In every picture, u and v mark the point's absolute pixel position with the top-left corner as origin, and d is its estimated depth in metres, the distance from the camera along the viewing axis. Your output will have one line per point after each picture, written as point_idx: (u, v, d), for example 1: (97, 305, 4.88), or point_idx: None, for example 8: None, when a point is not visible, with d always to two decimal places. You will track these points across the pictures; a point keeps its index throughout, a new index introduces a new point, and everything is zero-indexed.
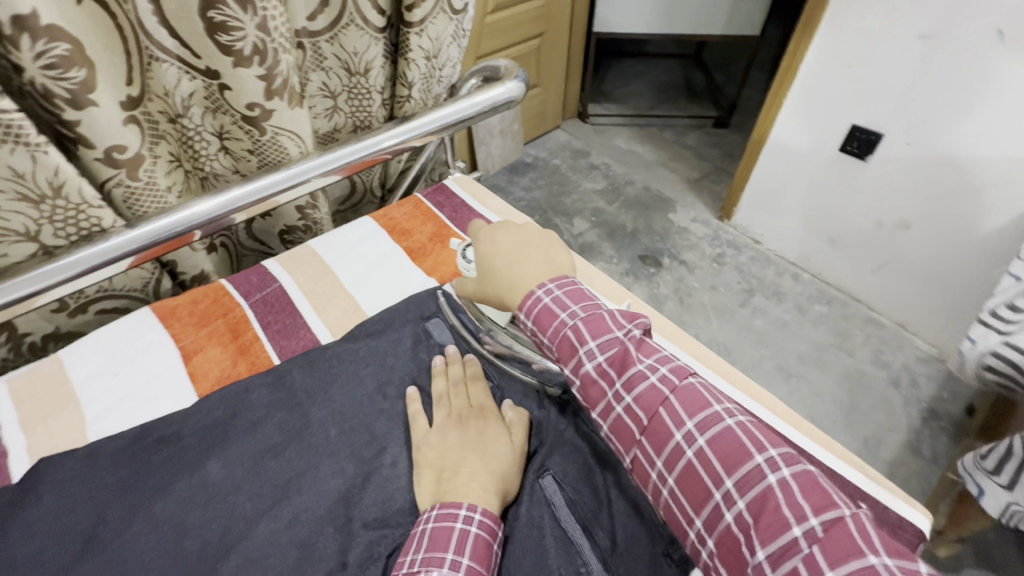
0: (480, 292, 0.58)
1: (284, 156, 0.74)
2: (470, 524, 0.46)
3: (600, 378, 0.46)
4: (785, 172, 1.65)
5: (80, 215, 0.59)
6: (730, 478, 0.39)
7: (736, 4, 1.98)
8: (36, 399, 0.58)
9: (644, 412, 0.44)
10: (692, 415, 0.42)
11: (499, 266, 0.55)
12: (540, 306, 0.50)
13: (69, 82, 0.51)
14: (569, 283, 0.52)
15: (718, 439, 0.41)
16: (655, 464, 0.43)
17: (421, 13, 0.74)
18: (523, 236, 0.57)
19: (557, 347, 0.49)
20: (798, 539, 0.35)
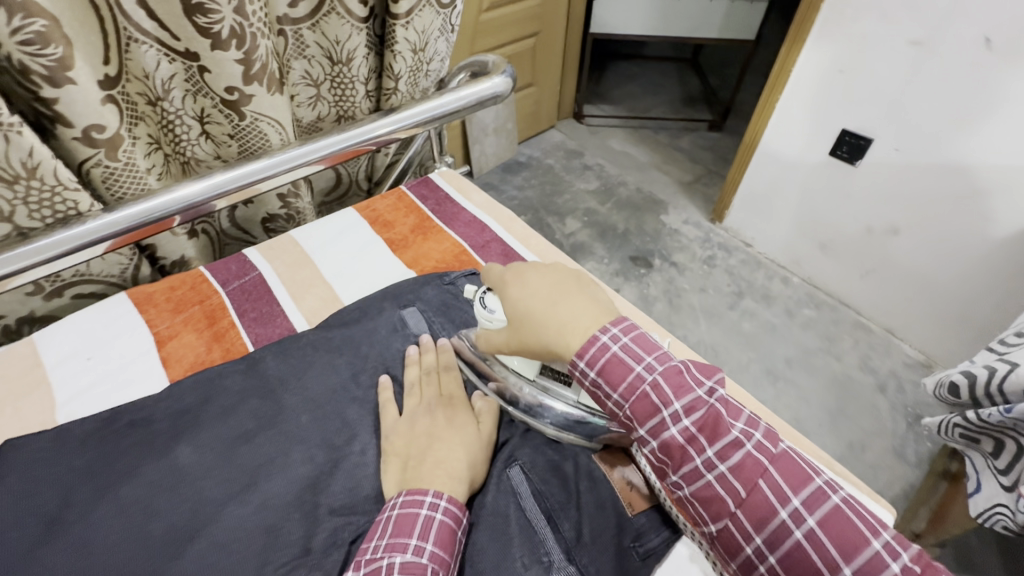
0: (519, 346, 0.50)
1: (265, 143, 0.75)
2: (435, 511, 0.46)
3: (657, 398, 0.43)
4: (775, 176, 1.66)
5: (56, 196, 0.59)
6: (844, 560, 0.38)
7: (732, 9, 1.99)
8: (6, 381, 0.57)
9: (742, 484, 0.41)
10: (796, 490, 0.41)
11: (538, 315, 0.48)
12: (607, 357, 0.45)
13: (46, 59, 0.51)
14: (630, 325, 0.46)
15: (827, 518, 0.39)
16: (751, 538, 0.41)
17: (406, 5, 0.74)
18: (556, 275, 0.50)
19: (631, 405, 0.44)
20: (878, 551, 0.38)
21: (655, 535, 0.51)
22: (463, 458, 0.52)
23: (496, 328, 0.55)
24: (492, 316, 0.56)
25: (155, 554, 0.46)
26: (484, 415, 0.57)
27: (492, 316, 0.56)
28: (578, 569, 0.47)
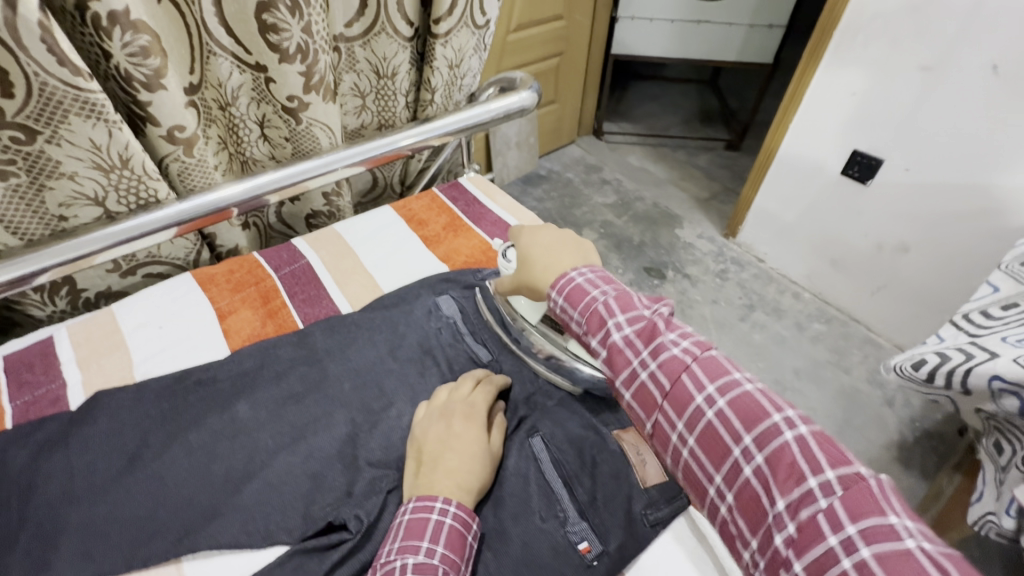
0: (521, 284, 0.60)
1: (316, 146, 0.83)
2: (446, 516, 0.49)
3: (627, 347, 0.49)
4: (788, 193, 1.71)
5: (140, 184, 0.67)
6: (749, 436, 0.42)
7: (750, 33, 2.07)
8: (89, 343, 0.66)
9: (666, 378, 0.47)
10: (711, 380, 0.45)
11: (535, 259, 0.59)
12: (573, 285, 0.54)
13: (147, 68, 0.59)
14: (600, 269, 0.55)
15: (736, 401, 0.44)
16: (676, 426, 0.46)
17: (446, 26, 0.83)
18: (558, 231, 0.62)
19: (586, 320, 0.52)
20: (815, 488, 0.38)
21: (665, 505, 0.56)
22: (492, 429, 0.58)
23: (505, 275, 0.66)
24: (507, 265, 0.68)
25: (217, 489, 0.53)
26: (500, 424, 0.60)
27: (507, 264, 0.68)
28: (591, 527, 0.53)
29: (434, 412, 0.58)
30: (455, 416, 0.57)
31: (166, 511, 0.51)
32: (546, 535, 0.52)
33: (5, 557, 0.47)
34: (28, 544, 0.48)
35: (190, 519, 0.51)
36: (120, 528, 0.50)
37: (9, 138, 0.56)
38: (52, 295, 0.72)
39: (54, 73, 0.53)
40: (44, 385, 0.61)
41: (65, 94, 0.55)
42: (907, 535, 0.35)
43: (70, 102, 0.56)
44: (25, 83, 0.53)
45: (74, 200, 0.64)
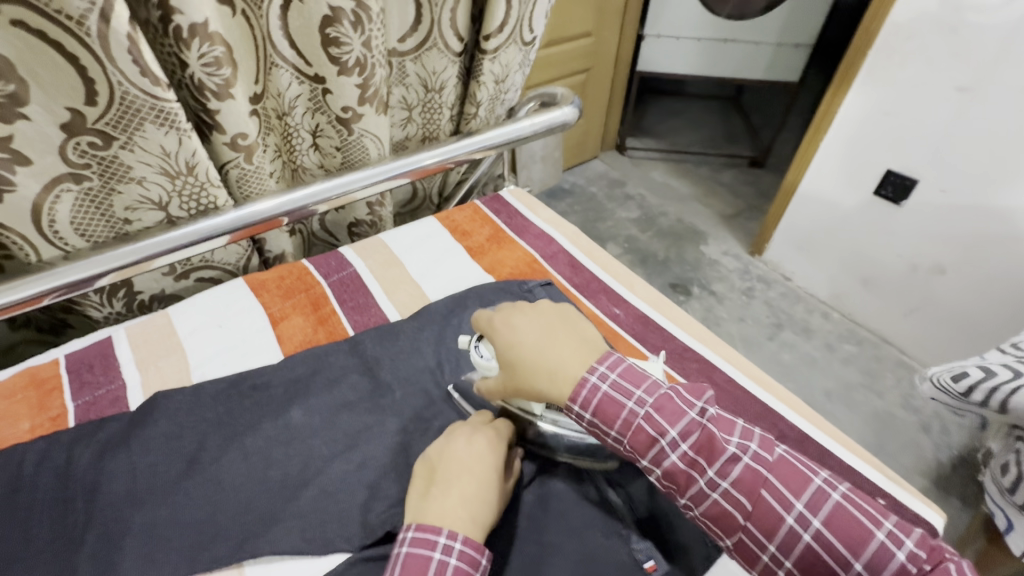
0: (516, 389, 0.52)
1: (365, 156, 0.85)
2: (449, 555, 0.43)
3: (690, 467, 0.44)
4: (818, 212, 1.70)
5: (203, 191, 0.69)
6: (858, 557, 0.40)
7: (777, 52, 2.07)
8: (148, 344, 0.67)
9: (744, 497, 0.43)
10: (797, 494, 0.43)
11: (527, 359, 0.51)
12: (600, 396, 0.47)
13: (217, 79, 0.61)
14: (617, 359, 0.49)
15: (833, 518, 0.42)
16: (765, 546, 0.43)
17: (495, 42, 0.85)
18: (542, 316, 0.53)
19: (631, 442, 0.46)
20: None
21: None
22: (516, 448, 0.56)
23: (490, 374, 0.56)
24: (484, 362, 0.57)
25: (275, 495, 0.54)
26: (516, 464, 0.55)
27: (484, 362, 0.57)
28: (654, 544, 0.52)
29: (451, 431, 0.55)
30: (477, 437, 0.53)
31: (225, 514, 0.52)
32: (607, 552, 0.51)
33: (73, 555, 0.48)
34: (95, 542, 0.48)
35: (250, 522, 0.51)
36: (182, 530, 0.50)
37: (87, 144, 0.58)
38: (110, 297, 0.73)
39: (135, 83, 0.55)
40: (103, 386, 0.62)
41: (143, 102, 0.57)
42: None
43: (147, 110, 0.58)
44: (108, 91, 0.55)
45: (140, 203, 0.66)
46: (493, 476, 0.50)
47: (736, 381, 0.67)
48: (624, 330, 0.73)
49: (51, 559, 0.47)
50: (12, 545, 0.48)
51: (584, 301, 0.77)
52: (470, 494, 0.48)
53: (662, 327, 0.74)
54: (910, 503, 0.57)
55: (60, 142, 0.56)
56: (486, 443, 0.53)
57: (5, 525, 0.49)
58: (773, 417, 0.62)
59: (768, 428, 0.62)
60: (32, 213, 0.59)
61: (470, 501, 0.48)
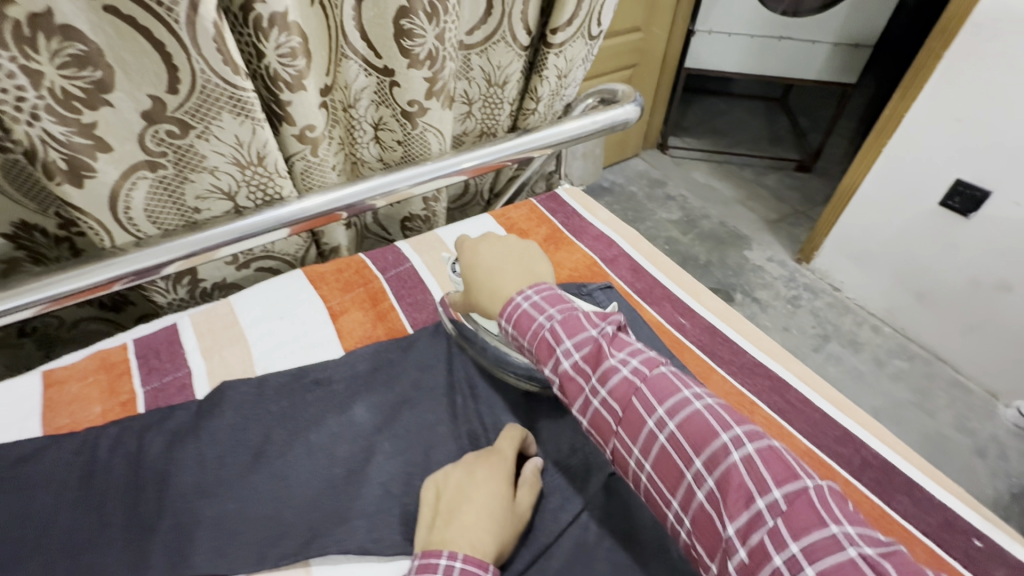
0: (470, 304, 0.60)
1: (425, 151, 0.83)
2: (450, 574, 0.42)
3: (577, 375, 0.47)
4: (874, 221, 1.62)
5: (270, 181, 0.68)
6: (699, 458, 0.40)
7: (834, 50, 1.97)
8: (212, 332, 0.67)
9: (616, 402, 0.44)
10: (662, 401, 0.43)
11: (481, 281, 0.58)
12: (519, 311, 0.51)
13: (293, 69, 0.60)
14: (547, 288, 0.53)
15: (687, 423, 0.41)
16: (670, 503, 0.41)
17: (563, 37, 0.82)
18: (503, 249, 0.60)
19: (535, 350, 0.50)
20: (763, 510, 0.36)
21: None
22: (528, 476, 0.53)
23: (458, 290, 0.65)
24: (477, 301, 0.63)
25: (340, 493, 0.53)
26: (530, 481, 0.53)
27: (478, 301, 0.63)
28: None
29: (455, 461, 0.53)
30: (479, 463, 0.52)
31: (291, 511, 0.51)
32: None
33: (146, 544, 0.48)
34: (168, 531, 0.48)
35: (317, 521, 0.51)
36: (251, 524, 0.50)
37: (165, 132, 0.58)
38: (175, 284, 0.74)
39: (216, 71, 0.55)
40: (171, 372, 0.63)
41: (222, 91, 0.56)
42: (850, 544, 0.33)
43: (224, 98, 0.57)
44: (190, 79, 0.54)
45: (210, 192, 0.66)
46: (496, 495, 0.49)
47: (812, 401, 0.64)
48: (691, 341, 0.70)
49: (123, 547, 0.48)
50: (87, 530, 0.48)
51: (647, 308, 0.74)
52: (470, 520, 0.46)
53: (731, 340, 0.70)
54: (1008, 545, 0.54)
55: (140, 130, 0.56)
56: (486, 468, 0.51)
57: (81, 510, 0.49)
58: (855, 443, 0.60)
59: (849, 454, 0.59)
60: (109, 200, 0.60)
61: (472, 524, 0.46)
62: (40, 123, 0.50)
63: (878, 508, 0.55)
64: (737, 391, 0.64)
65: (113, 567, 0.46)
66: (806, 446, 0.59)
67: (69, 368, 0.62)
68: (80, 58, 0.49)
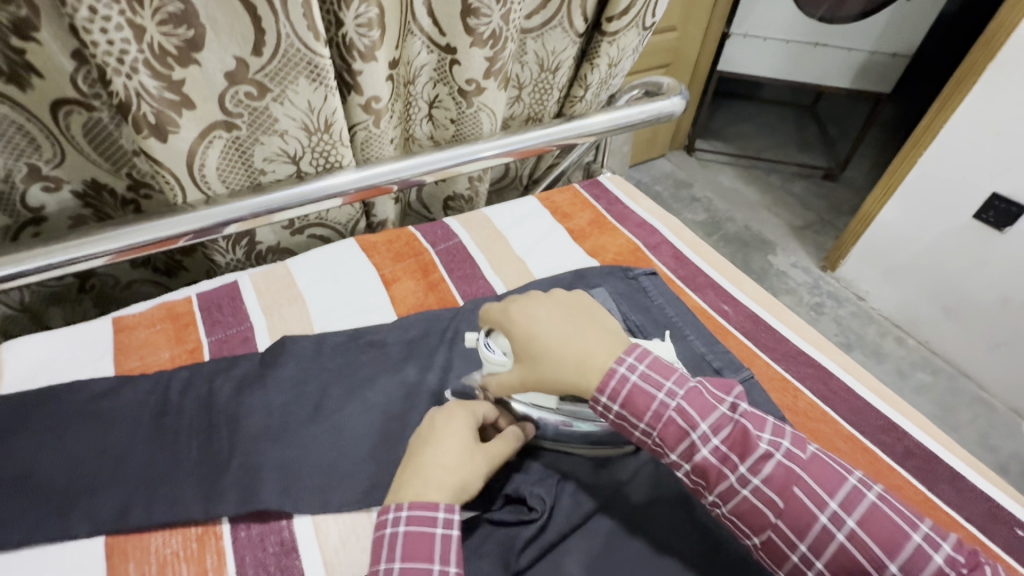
0: (529, 380, 0.48)
1: (477, 130, 0.85)
2: (398, 525, 0.41)
3: (685, 421, 0.42)
4: (905, 231, 1.61)
5: (333, 149, 0.71)
6: (890, 558, 0.38)
7: (869, 60, 1.94)
8: (271, 292, 0.70)
9: (736, 451, 0.41)
10: (832, 494, 0.40)
11: (549, 353, 0.47)
12: (610, 371, 0.44)
13: (367, 40, 0.62)
14: (643, 351, 0.46)
15: (815, 467, 0.41)
16: (795, 547, 0.40)
17: (618, 25, 0.83)
18: (562, 311, 0.49)
19: (660, 433, 0.43)
20: (917, 544, 0.38)
21: None
22: (500, 436, 0.51)
23: (498, 370, 0.51)
24: (491, 358, 0.52)
25: (395, 447, 0.55)
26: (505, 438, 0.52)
27: (491, 357, 0.52)
28: None
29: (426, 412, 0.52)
30: (449, 410, 0.50)
31: (352, 460, 0.53)
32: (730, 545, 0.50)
33: (219, 481, 0.50)
34: (239, 469, 0.51)
35: (375, 471, 0.53)
36: (315, 469, 0.52)
37: (244, 93, 0.60)
38: (234, 244, 0.77)
39: (300, 37, 0.57)
40: (234, 326, 0.65)
41: (302, 56, 0.59)
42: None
43: (303, 64, 0.60)
44: (274, 42, 0.57)
45: (277, 156, 0.69)
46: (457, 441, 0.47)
47: (855, 391, 0.65)
48: (734, 327, 0.72)
49: (197, 481, 0.50)
50: (162, 466, 0.51)
51: (690, 293, 0.76)
52: (435, 463, 0.45)
53: (773, 329, 0.72)
54: None
55: (222, 90, 0.59)
56: (455, 415, 0.50)
57: (155, 447, 0.52)
58: (897, 433, 0.61)
59: (893, 443, 0.60)
60: (186, 157, 0.62)
61: (436, 466, 0.45)
62: (137, 77, 0.53)
63: (922, 496, 0.56)
64: (780, 378, 0.65)
65: (189, 499, 0.49)
66: (848, 433, 0.60)
67: (138, 316, 0.65)
68: (177, 16, 0.52)
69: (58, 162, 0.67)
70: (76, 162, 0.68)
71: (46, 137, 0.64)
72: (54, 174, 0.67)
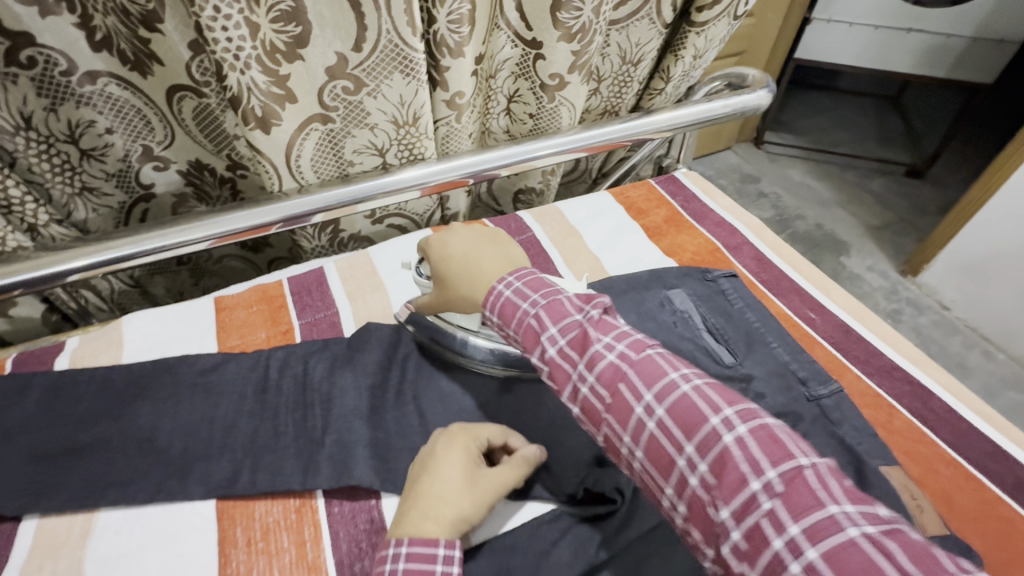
0: (439, 300, 0.56)
1: (555, 123, 0.84)
2: (397, 563, 0.40)
3: (563, 362, 0.42)
4: (1005, 238, 1.47)
5: (417, 142, 0.72)
6: (690, 443, 0.36)
7: (971, 44, 1.78)
8: (356, 279, 0.72)
9: (605, 389, 0.40)
10: (689, 437, 0.36)
11: (455, 271, 0.53)
12: (501, 300, 0.46)
13: (459, 35, 0.63)
14: (528, 272, 0.48)
15: (678, 409, 0.37)
16: (664, 488, 0.37)
17: (708, 15, 0.80)
18: (470, 235, 0.55)
19: (520, 338, 0.44)
20: (757, 492, 0.32)
21: None
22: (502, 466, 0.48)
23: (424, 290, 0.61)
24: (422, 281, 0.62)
25: None
26: (517, 461, 0.50)
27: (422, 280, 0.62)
28: None
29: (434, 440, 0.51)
30: (445, 439, 0.49)
31: None
32: None
33: (316, 458, 0.53)
34: (332, 449, 0.54)
35: None
36: (403, 453, 0.54)
37: (342, 88, 0.63)
38: (320, 231, 0.80)
39: (399, 32, 0.59)
40: (322, 311, 0.69)
41: (398, 52, 0.60)
42: (846, 522, 0.30)
43: (398, 59, 0.61)
44: (374, 38, 0.59)
45: (366, 148, 0.71)
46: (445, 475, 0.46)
47: (957, 412, 0.61)
48: (821, 336, 0.68)
49: (296, 455, 0.54)
50: (264, 442, 0.54)
51: (773, 298, 0.73)
52: (425, 493, 0.45)
53: (865, 340, 0.68)
54: None
55: (322, 84, 0.61)
56: (450, 443, 0.49)
57: (257, 423, 0.56)
58: (1007, 460, 0.57)
59: (1001, 471, 0.56)
60: (285, 149, 0.65)
61: (426, 496, 0.45)
62: (250, 72, 0.56)
63: None
64: (872, 392, 0.62)
65: (289, 472, 0.52)
66: (950, 457, 0.56)
67: (237, 297, 0.69)
68: (288, 14, 0.54)
69: (168, 143, 0.72)
70: (184, 144, 0.73)
71: (160, 120, 0.69)
72: (165, 154, 0.73)
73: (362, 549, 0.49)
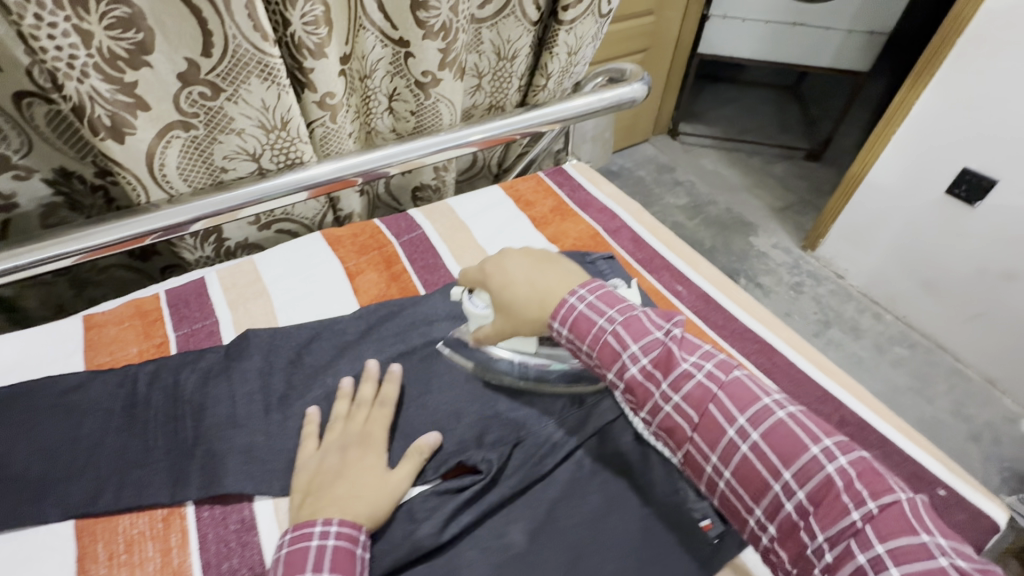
0: (501, 331, 0.55)
1: (438, 122, 0.87)
2: (327, 539, 0.45)
3: (618, 342, 0.47)
4: (882, 210, 1.62)
5: (292, 146, 0.73)
6: (743, 416, 0.42)
7: (847, 39, 1.93)
8: (238, 287, 0.72)
9: (659, 369, 0.45)
10: (743, 411, 0.42)
11: (521, 295, 0.53)
12: (573, 311, 0.49)
13: (316, 37, 0.64)
14: (599, 286, 0.51)
15: (734, 387, 0.43)
16: (709, 458, 0.43)
17: (573, 13, 0.85)
18: (527, 259, 0.55)
19: (597, 353, 0.48)
20: (819, 457, 0.39)
21: None
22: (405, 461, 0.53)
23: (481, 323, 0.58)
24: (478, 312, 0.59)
25: None
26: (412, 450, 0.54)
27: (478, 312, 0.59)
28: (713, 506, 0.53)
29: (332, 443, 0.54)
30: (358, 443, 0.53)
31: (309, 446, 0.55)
32: (668, 512, 0.52)
33: (187, 467, 0.53)
34: (204, 456, 0.54)
35: None
36: (280, 453, 0.55)
37: (198, 94, 0.62)
38: (202, 241, 0.79)
39: (247, 37, 0.59)
40: (200, 321, 0.68)
41: (251, 56, 0.61)
42: (939, 553, 0.34)
43: (253, 64, 0.62)
44: (222, 44, 0.59)
45: (237, 154, 0.71)
46: (387, 474, 0.52)
47: (798, 364, 0.68)
48: (685, 307, 0.74)
49: (166, 466, 0.53)
50: (131, 455, 0.53)
51: (646, 275, 0.78)
52: (341, 494, 0.49)
53: (724, 307, 0.74)
54: (974, 498, 0.58)
55: (176, 91, 0.61)
56: (364, 450, 0.53)
57: (124, 438, 0.55)
58: (833, 402, 0.64)
59: (828, 412, 0.63)
60: (146, 158, 0.64)
61: (341, 496, 0.49)
62: (89, 81, 0.54)
63: None
64: (726, 353, 0.68)
65: (157, 483, 0.52)
66: None
67: (107, 314, 0.67)
68: (125, 20, 0.53)
69: (27, 151, 0.69)
70: (43, 152, 0.70)
71: (13, 127, 0.66)
72: (23, 163, 0.70)
73: (231, 548, 0.50)
